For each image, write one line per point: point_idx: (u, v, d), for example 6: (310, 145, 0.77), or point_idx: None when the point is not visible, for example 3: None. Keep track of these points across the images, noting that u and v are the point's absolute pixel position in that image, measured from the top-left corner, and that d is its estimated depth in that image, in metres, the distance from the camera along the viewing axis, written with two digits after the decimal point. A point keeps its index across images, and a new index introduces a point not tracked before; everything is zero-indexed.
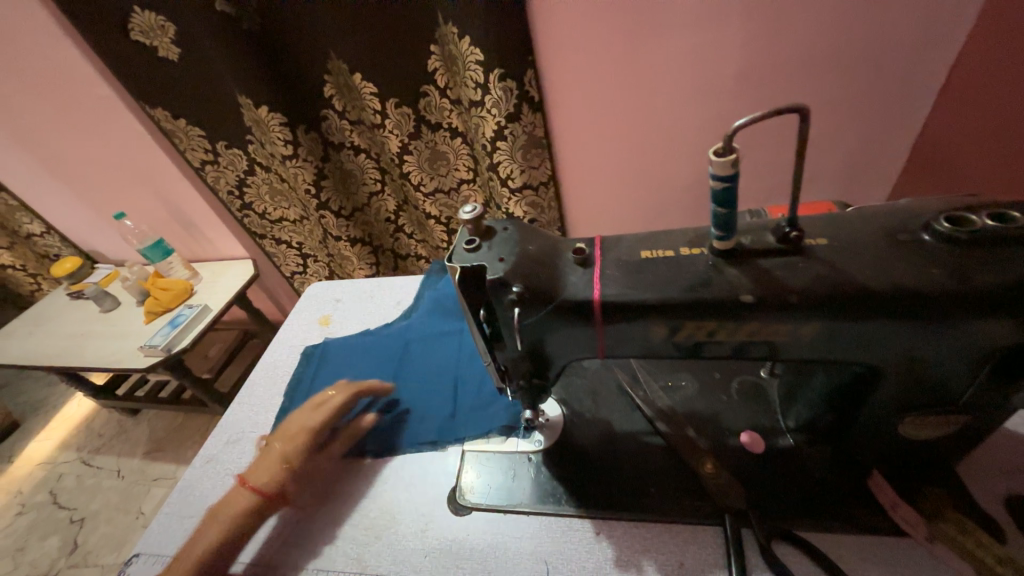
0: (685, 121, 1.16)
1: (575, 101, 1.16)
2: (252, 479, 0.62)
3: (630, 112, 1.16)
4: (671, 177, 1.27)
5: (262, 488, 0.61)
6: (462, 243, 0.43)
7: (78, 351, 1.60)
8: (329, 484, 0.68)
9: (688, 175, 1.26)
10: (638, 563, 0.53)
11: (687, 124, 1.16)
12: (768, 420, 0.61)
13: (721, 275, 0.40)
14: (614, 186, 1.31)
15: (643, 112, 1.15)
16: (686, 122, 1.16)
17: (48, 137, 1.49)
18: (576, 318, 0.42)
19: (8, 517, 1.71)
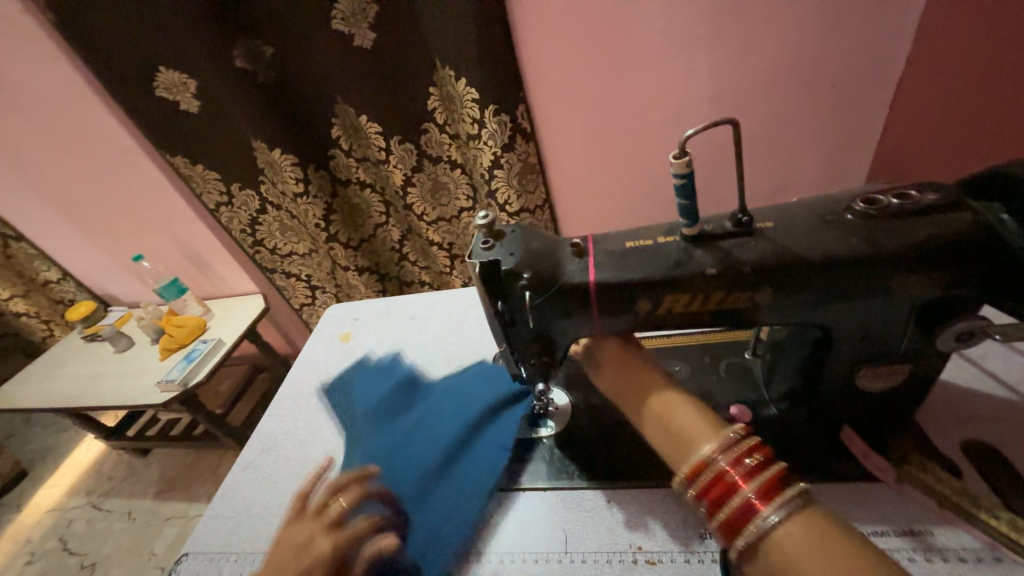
0: (663, 142, 1.28)
1: (562, 130, 1.28)
2: None
3: (613, 137, 1.28)
4: (655, 193, 1.38)
5: None
6: (479, 243, 0.52)
7: (97, 390, 1.66)
8: None
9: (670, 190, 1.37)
10: (645, 523, 0.60)
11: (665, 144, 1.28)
12: (752, 394, 0.68)
13: (691, 256, 0.49)
14: (604, 205, 1.42)
15: (626, 136, 1.27)
16: (664, 142, 1.28)
17: (73, 189, 1.61)
18: (576, 299, 0.51)
19: (17, 566, 1.72)
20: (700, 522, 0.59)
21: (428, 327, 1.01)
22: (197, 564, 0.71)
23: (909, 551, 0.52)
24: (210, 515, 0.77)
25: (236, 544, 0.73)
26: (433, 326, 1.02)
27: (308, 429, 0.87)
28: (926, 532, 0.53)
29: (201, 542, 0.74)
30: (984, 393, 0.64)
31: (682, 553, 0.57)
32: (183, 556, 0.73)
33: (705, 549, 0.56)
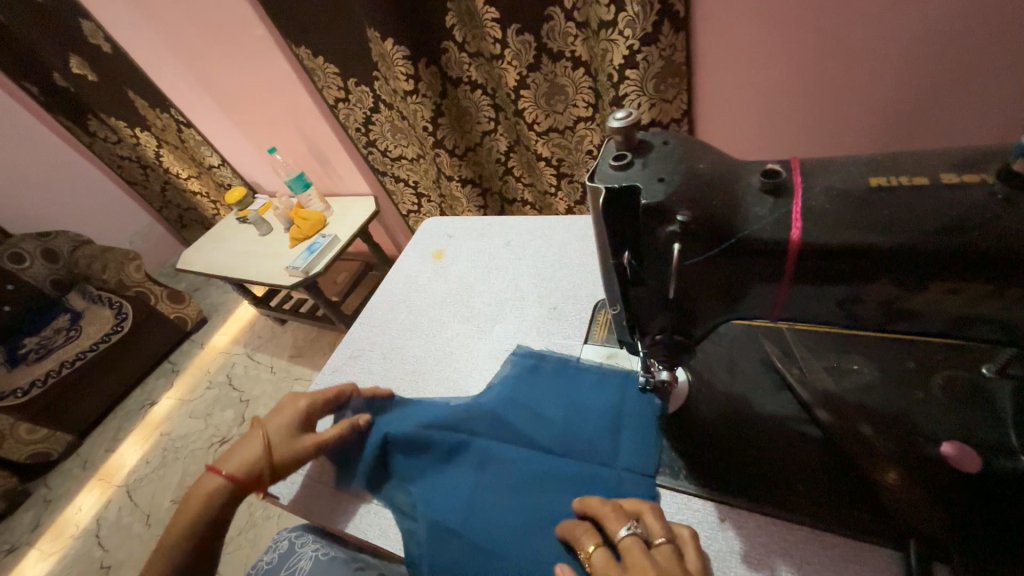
0: (898, 29, 0.82)
1: (731, 12, 0.90)
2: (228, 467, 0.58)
3: (807, 27, 0.87)
4: (856, 110, 0.95)
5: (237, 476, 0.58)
6: (609, 158, 0.35)
7: (241, 266, 1.89)
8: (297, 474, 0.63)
9: (885, 107, 0.93)
10: (772, 565, 0.45)
11: (892, 39, 0.84)
12: (989, 434, 0.45)
13: (1015, 211, 0.26)
14: (767, 127, 1.04)
15: (827, 28, 0.86)
16: (901, 30, 0.82)
17: (218, 77, 1.69)
18: (753, 263, 0.32)
19: (201, 389, 2.10)
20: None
21: (525, 257, 0.89)
22: None
23: None
24: None
25: None
26: (530, 257, 0.89)
27: (393, 347, 0.83)
28: None
29: None
30: None
31: None
32: None
33: None
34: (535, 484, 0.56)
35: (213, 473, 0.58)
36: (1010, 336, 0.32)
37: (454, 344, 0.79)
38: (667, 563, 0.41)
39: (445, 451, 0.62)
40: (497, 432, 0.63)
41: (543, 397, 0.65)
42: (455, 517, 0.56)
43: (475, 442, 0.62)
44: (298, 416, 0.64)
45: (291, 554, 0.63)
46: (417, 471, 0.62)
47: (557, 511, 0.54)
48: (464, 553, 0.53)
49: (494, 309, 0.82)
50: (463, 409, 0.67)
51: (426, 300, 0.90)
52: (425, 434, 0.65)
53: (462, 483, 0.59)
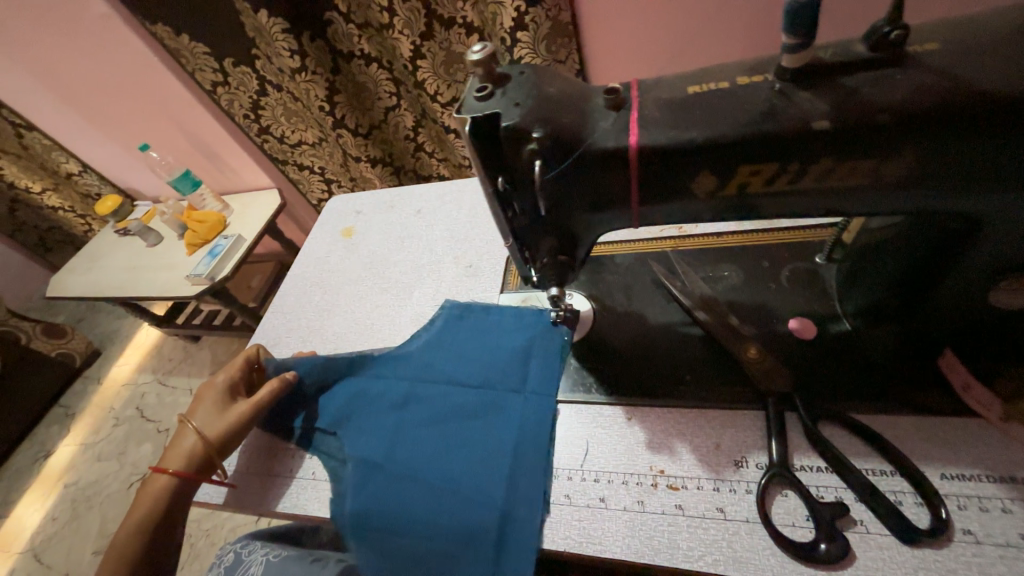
0: None
1: None
2: (170, 465, 0.58)
3: None
4: (723, 34, 1.03)
5: (183, 472, 0.58)
6: (472, 91, 0.37)
7: (131, 282, 1.68)
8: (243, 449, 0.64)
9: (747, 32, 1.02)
10: (671, 446, 0.52)
11: None
12: (822, 307, 0.55)
13: (790, 102, 0.31)
14: (650, 54, 1.09)
15: None
16: None
17: (60, 67, 1.45)
18: (605, 172, 0.36)
19: (107, 427, 1.88)
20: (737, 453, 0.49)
21: (436, 222, 0.90)
22: None
23: (1004, 500, 0.41)
24: None
25: None
26: (440, 221, 0.90)
27: (312, 329, 0.81)
28: None
29: None
30: None
31: (711, 482, 0.48)
32: None
33: (740, 479, 0.48)
34: (454, 415, 0.60)
35: (159, 474, 0.58)
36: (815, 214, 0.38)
37: (374, 315, 0.79)
38: None
39: (371, 398, 0.63)
40: (421, 374, 0.65)
41: (463, 338, 0.67)
42: (379, 453, 0.58)
43: (399, 386, 0.64)
44: (221, 392, 0.64)
45: (240, 564, 0.60)
46: (344, 419, 0.62)
47: (473, 436, 0.57)
48: (387, 484, 0.56)
49: (411, 276, 0.83)
50: (389, 362, 0.67)
51: (341, 278, 0.88)
52: (352, 386, 0.66)
53: (386, 423, 0.60)
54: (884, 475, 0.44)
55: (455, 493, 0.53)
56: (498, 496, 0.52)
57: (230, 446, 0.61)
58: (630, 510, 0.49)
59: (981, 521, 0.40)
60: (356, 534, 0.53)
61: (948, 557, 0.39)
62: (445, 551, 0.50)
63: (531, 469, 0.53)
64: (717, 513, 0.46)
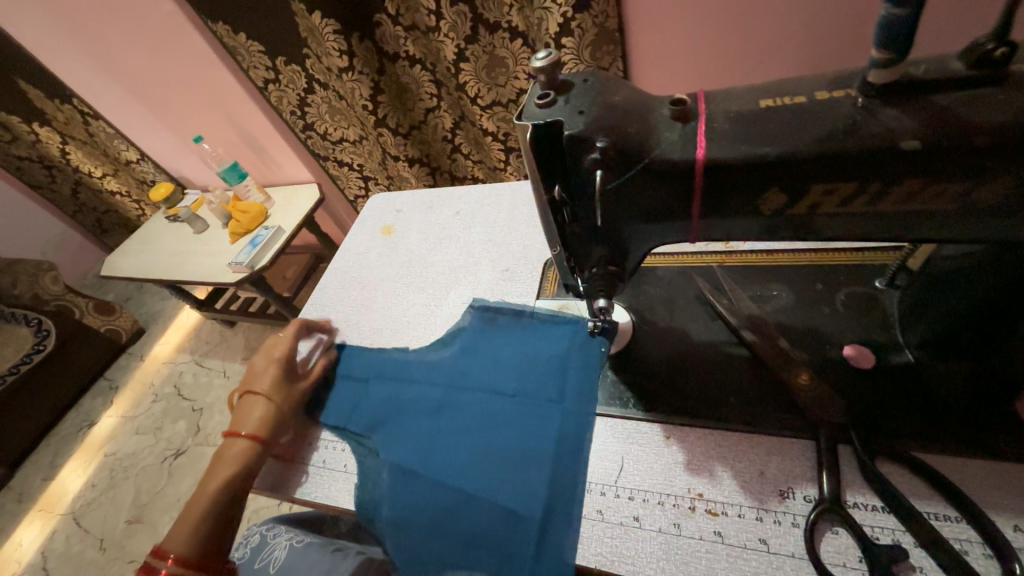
0: None
1: None
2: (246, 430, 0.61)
3: None
4: (774, 42, 1.00)
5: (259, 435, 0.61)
6: (534, 98, 0.37)
7: (178, 266, 1.77)
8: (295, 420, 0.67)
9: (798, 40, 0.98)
10: (711, 469, 0.50)
11: None
12: (882, 335, 0.52)
13: (873, 120, 0.30)
14: (696, 60, 1.07)
15: None
16: None
17: (128, 61, 1.54)
18: (667, 186, 0.35)
19: (146, 403, 1.97)
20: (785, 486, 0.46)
21: (474, 224, 0.91)
22: None
23: None
24: None
25: None
26: (478, 223, 0.91)
27: (349, 323, 0.82)
28: None
29: None
30: None
31: (754, 510, 0.46)
32: None
33: (785, 510, 0.45)
34: (489, 423, 0.59)
35: (234, 436, 0.61)
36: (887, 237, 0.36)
37: (411, 313, 0.80)
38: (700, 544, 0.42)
39: (406, 403, 0.64)
40: (455, 381, 0.65)
41: (498, 346, 0.67)
42: (414, 458, 0.58)
43: (434, 392, 0.65)
44: (283, 363, 0.67)
45: (264, 546, 0.61)
46: (380, 422, 0.63)
47: (508, 444, 0.57)
48: (422, 489, 0.56)
49: (448, 277, 0.83)
50: (426, 365, 0.68)
51: (379, 274, 0.89)
52: (388, 390, 0.67)
53: (421, 428, 0.61)
54: (949, 521, 0.41)
55: (489, 501, 0.53)
56: (532, 507, 0.52)
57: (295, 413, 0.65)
58: (666, 532, 0.47)
59: None
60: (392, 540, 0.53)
61: None
62: (480, 562, 0.49)
63: (567, 485, 0.53)
64: (760, 544, 0.44)
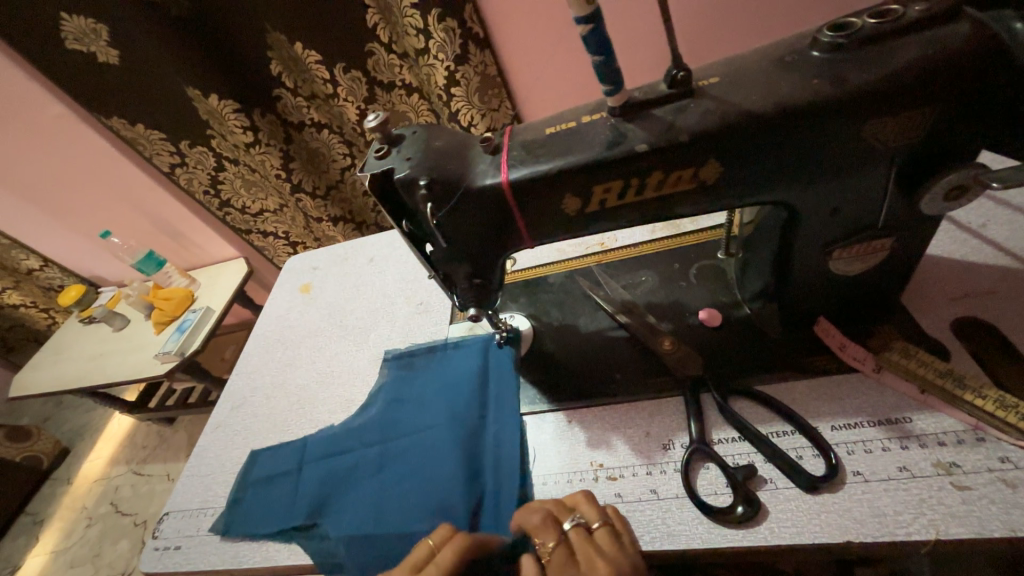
0: None
1: (513, 8, 1.08)
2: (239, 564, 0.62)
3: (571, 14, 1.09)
4: None
5: None
6: (373, 153, 0.44)
7: (97, 370, 1.65)
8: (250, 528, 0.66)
9: None
10: (608, 441, 0.56)
11: None
12: (725, 296, 0.62)
13: (620, 134, 0.39)
14: (570, 93, 1.24)
15: None
16: None
17: (16, 169, 1.49)
18: (489, 205, 0.43)
19: (80, 530, 1.78)
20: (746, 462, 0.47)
21: (386, 267, 0.96)
22: (180, 519, 0.71)
23: (883, 440, 0.46)
24: (186, 476, 0.76)
25: (211, 501, 0.71)
26: (390, 266, 0.96)
27: (276, 388, 0.83)
28: (904, 419, 0.47)
29: (181, 501, 0.73)
30: (986, 265, 0.54)
31: (644, 467, 0.53)
32: (164, 516, 0.72)
33: (668, 459, 0.52)
34: (427, 456, 0.62)
35: None
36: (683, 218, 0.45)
37: (335, 363, 0.82)
38: (608, 546, 0.44)
39: (343, 474, 0.65)
40: (388, 435, 0.67)
41: (420, 384, 0.71)
42: (365, 524, 0.59)
43: (369, 451, 0.66)
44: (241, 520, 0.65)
45: None
46: (322, 505, 0.63)
47: (445, 469, 0.60)
48: (381, 549, 0.57)
49: (367, 321, 0.87)
50: (359, 424, 0.70)
51: (300, 331, 0.92)
52: (323, 468, 0.66)
53: (365, 493, 0.62)
54: (786, 434, 0.49)
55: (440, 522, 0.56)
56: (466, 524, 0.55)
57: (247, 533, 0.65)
58: None
59: (866, 461, 0.45)
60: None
61: (842, 497, 0.44)
62: None
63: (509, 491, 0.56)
64: (651, 494, 0.51)
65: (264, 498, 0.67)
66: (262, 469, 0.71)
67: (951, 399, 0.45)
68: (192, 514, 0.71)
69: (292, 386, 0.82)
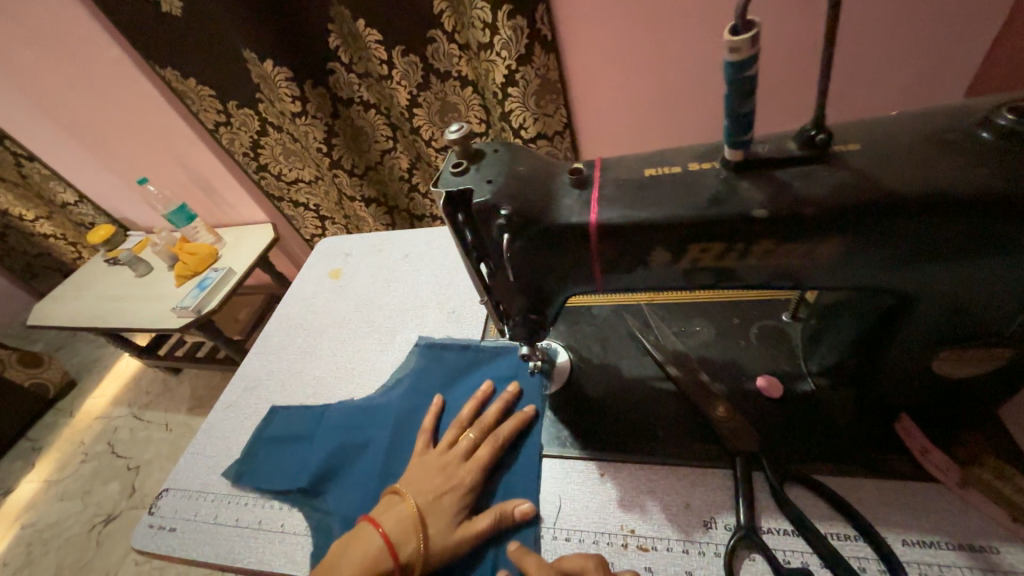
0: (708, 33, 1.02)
1: (587, 17, 1.04)
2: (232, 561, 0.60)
3: (649, 31, 1.04)
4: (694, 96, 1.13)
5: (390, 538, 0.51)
6: (449, 166, 0.41)
7: (114, 313, 1.66)
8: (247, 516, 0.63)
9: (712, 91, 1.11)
10: (641, 504, 0.52)
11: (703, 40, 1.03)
12: (789, 365, 0.56)
13: (733, 190, 0.35)
14: (632, 112, 1.19)
15: (660, 32, 1.03)
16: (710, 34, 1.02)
17: (68, 104, 1.50)
18: (569, 243, 0.39)
19: (74, 464, 1.80)
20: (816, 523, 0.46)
21: (421, 265, 0.93)
22: (179, 499, 0.68)
23: (962, 568, 0.41)
24: (191, 453, 0.74)
25: (212, 486, 0.69)
26: (425, 264, 0.93)
27: (294, 370, 0.81)
28: (989, 549, 0.42)
29: (182, 479, 0.71)
30: None
31: (681, 543, 0.48)
32: (163, 492, 0.70)
33: (709, 540, 0.48)
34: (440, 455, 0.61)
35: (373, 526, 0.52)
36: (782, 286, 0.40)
37: (356, 360, 0.79)
38: None
39: (353, 452, 0.65)
40: (404, 423, 0.67)
41: (445, 378, 0.70)
42: (365, 505, 0.59)
43: (382, 435, 0.66)
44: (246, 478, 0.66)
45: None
46: (328, 476, 0.63)
47: None
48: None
49: (395, 320, 0.84)
50: (378, 406, 0.70)
51: (324, 318, 0.89)
52: (335, 443, 0.66)
53: (371, 475, 0.62)
54: (848, 539, 0.44)
55: None
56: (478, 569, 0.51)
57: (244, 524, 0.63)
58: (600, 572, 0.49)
59: None
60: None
61: None
62: None
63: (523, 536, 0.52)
64: None
65: (273, 460, 0.67)
66: (276, 428, 0.72)
67: None
68: (191, 496, 0.68)
69: (311, 371, 0.80)
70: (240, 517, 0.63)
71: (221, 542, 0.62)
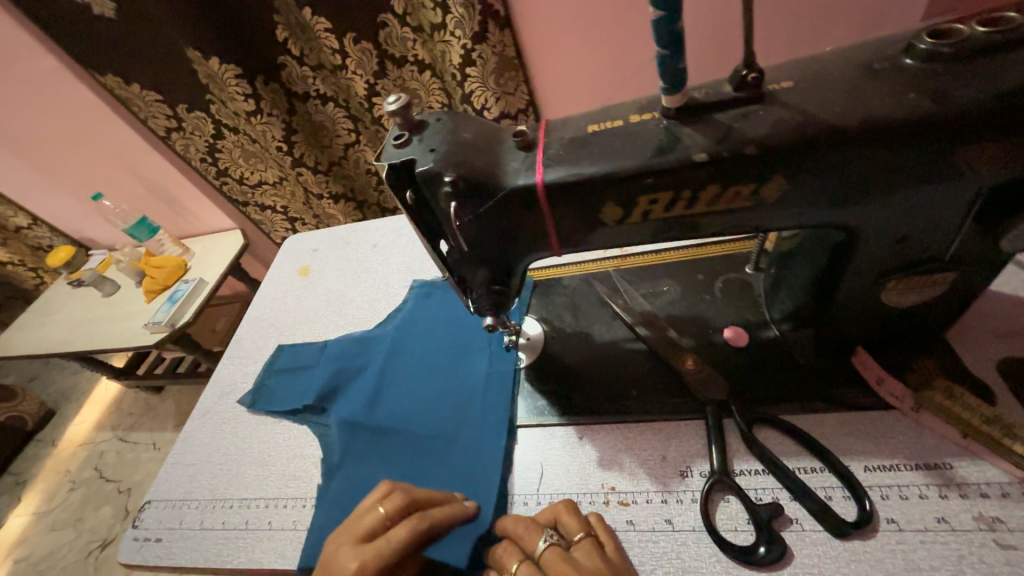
0: None
1: None
2: (221, 565, 0.59)
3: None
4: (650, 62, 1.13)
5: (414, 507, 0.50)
6: (392, 139, 0.40)
7: (83, 335, 1.60)
8: (236, 517, 0.63)
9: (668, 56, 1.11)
10: (620, 462, 0.53)
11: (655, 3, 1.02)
12: (754, 315, 0.57)
13: (675, 138, 0.35)
14: (591, 85, 1.19)
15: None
16: None
17: (4, 121, 1.41)
18: (519, 208, 0.39)
19: (61, 493, 1.75)
20: (787, 457, 0.48)
21: (391, 253, 0.91)
22: (162, 512, 0.67)
23: (921, 486, 0.43)
24: (172, 462, 0.73)
25: (195, 493, 0.68)
26: (395, 252, 0.92)
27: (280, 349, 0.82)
28: (945, 465, 0.44)
29: (163, 490, 0.69)
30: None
31: (660, 494, 0.50)
32: (146, 505, 0.69)
33: (686, 488, 0.49)
34: (428, 379, 0.67)
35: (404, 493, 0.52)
36: (734, 233, 0.41)
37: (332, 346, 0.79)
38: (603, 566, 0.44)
39: (352, 373, 0.71)
40: (395, 346, 0.73)
41: (432, 312, 0.76)
42: (361, 414, 0.65)
43: (376, 359, 0.72)
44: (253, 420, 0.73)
45: None
46: (329, 395, 0.70)
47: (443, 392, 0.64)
48: (372, 440, 0.62)
49: (368, 310, 0.83)
50: (372, 336, 0.76)
51: (296, 315, 0.88)
52: (334, 365, 0.73)
53: (365, 388, 0.68)
54: (815, 472, 0.46)
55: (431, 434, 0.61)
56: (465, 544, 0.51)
57: (234, 526, 0.62)
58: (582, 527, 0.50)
59: (902, 508, 0.42)
60: (351, 490, 0.58)
61: (875, 547, 0.41)
62: None
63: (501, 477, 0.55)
64: (666, 525, 0.48)
65: (282, 389, 0.74)
66: (283, 362, 0.79)
67: (1000, 448, 0.42)
68: (174, 505, 0.67)
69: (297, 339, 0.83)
70: (228, 520, 0.63)
71: (210, 548, 0.61)
